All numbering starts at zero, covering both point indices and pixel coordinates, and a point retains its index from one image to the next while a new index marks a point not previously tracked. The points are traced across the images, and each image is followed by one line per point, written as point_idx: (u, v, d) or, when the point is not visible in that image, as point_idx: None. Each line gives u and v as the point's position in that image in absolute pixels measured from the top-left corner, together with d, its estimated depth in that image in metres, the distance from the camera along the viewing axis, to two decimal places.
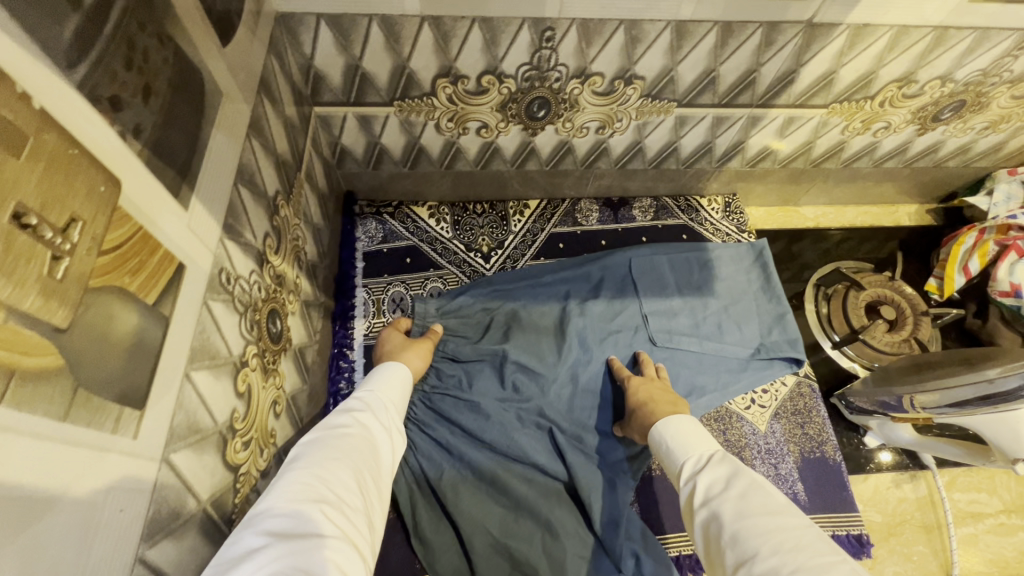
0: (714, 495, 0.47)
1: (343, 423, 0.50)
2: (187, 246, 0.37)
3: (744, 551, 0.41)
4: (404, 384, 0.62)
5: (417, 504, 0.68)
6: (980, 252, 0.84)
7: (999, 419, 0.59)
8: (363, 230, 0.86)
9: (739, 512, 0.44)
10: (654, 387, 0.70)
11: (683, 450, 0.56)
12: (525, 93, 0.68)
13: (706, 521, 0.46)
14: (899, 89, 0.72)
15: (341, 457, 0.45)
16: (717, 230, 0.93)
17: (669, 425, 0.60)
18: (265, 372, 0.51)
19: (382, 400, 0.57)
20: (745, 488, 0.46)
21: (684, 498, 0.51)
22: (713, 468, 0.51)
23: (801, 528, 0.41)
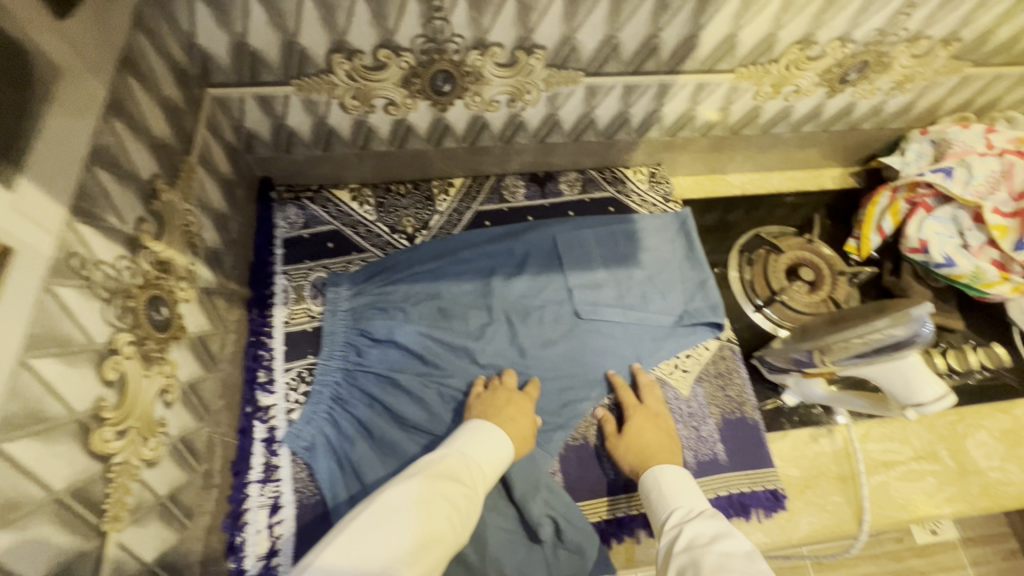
0: (699, 546, 0.52)
1: (434, 498, 0.52)
2: (14, 228, 0.35)
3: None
4: (504, 460, 0.62)
5: (337, 485, 0.66)
6: (892, 211, 0.87)
7: (890, 368, 0.62)
8: (283, 215, 0.84)
9: (718, 565, 0.48)
10: (654, 425, 0.70)
11: (674, 501, 0.60)
12: (426, 66, 0.67)
13: (684, 566, 0.50)
14: (801, 52, 0.73)
15: (426, 538, 0.49)
16: (645, 201, 0.93)
17: (666, 472, 0.63)
18: (146, 360, 0.49)
19: (482, 474, 0.59)
20: (728, 549, 0.50)
21: (667, 543, 0.55)
22: (702, 523, 0.55)
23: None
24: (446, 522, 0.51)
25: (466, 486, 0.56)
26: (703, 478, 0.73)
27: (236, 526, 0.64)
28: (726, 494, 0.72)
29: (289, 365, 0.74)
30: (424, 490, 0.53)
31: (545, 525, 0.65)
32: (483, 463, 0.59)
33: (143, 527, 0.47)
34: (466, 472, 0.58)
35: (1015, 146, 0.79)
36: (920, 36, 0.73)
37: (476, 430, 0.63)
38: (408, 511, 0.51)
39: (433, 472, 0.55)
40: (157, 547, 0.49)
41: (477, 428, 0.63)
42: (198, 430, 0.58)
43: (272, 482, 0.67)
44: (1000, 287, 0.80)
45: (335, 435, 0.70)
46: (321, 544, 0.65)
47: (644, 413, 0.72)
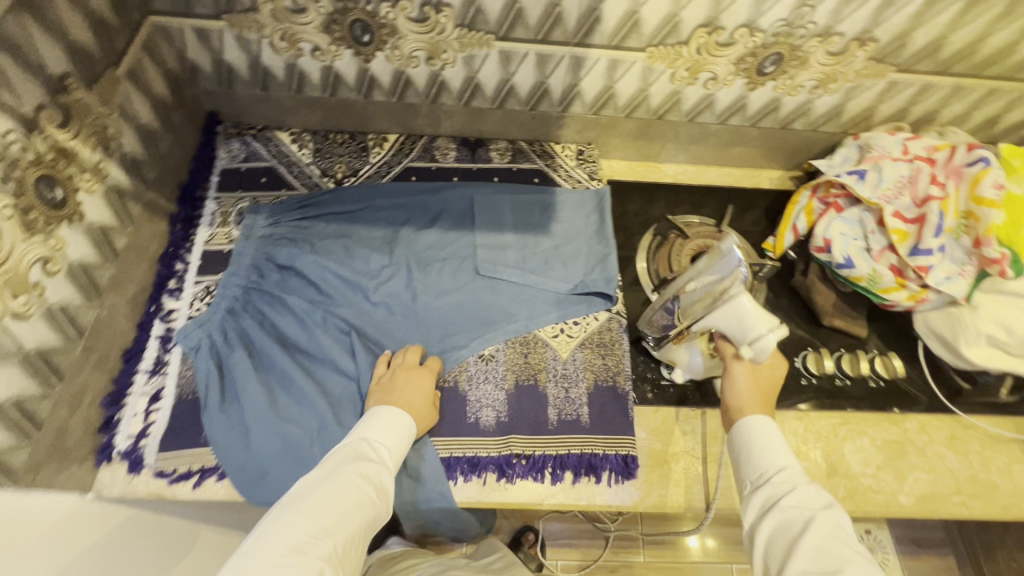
0: (805, 512, 0.53)
1: (345, 481, 0.59)
2: None
3: (823, 564, 0.48)
4: (409, 432, 0.68)
5: (211, 382, 0.72)
6: (806, 210, 0.86)
7: (725, 313, 0.64)
8: (226, 148, 0.92)
9: (828, 536, 0.50)
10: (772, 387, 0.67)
11: (771, 453, 0.59)
12: (342, 14, 0.73)
13: (783, 525, 0.53)
14: (709, 36, 0.75)
15: (340, 515, 0.57)
16: (571, 177, 0.96)
17: (767, 427, 0.62)
18: (28, 227, 0.57)
19: (388, 454, 0.65)
20: (835, 520, 0.52)
21: (760, 495, 0.57)
22: (805, 490, 0.55)
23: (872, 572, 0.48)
24: (358, 499, 0.59)
25: (374, 465, 0.63)
26: (562, 435, 0.75)
27: (115, 406, 0.71)
28: (578, 453, 0.74)
29: (199, 280, 0.81)
30: (335, 474, 0.60)
31: None
32: (389, 443, 0.66)
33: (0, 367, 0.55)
34: (370, 452, 0.64)
35: (927, 153, 0.79)
36: (831, 31, 0.74)
37: (382, 413, 0.68)
38: (322, 494, 0.57)
39: (338, 458, 0.62)
40: (13, 389, 0.56)
41: (371, 414, 0.69)
42: (85, 308, 0.66)
43: (158, 376, 0.73)
44: (898, 294, 0.79)
45: (222, 339, 0.76)
46: (187, 434, 0.71)
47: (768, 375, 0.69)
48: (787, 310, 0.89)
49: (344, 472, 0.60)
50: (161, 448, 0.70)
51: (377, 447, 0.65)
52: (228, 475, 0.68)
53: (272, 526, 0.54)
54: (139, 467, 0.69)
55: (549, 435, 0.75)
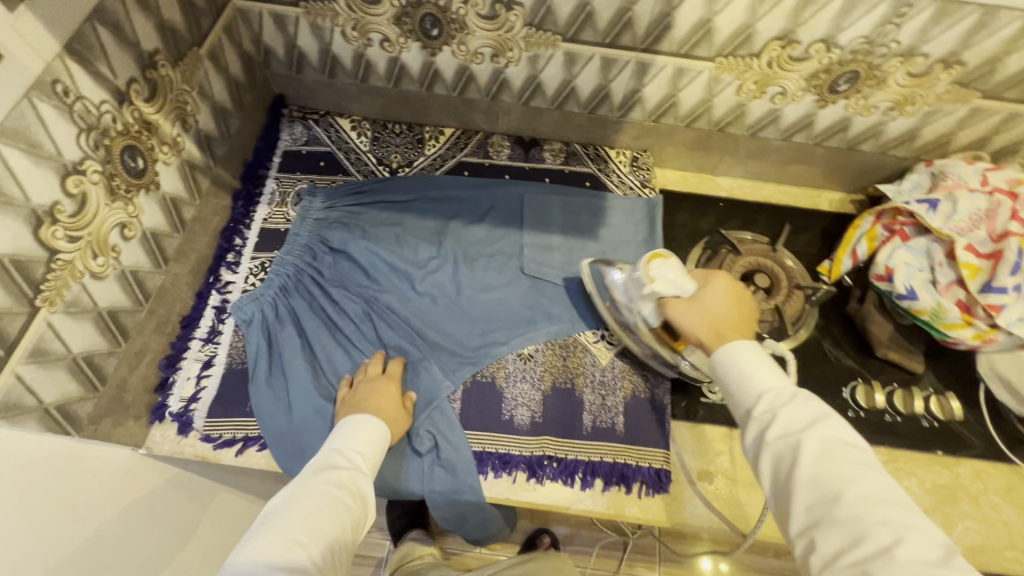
0: (799, 434, 0.50)
1: (318, 489, 0.56)
2: (10, 43, 0.46)
3: (826, 493, 0.46)
4: (381, 435, 0.66)
5: (260, 356, 0.75)
6: (869, 236, 0.83)
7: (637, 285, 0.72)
8: (289, 131, 0.95)
9: (823, 455, 0.48)
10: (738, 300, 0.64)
11: (755, 381, 0.55)
12: (414, 7, 0.74)
13: (780, 455, 0.50)
14: (783, 50, 0.73)
15: (318, 522, 0.53)
16: (623, 183, 0.95)
17: (743, 350, 0.58)
18: (111, 193, 0.60)
19: (364, 459, 0.62)
20: (829, 432, 0.49)
21: (754, 426, 0.53)
22: (797, 408, 0.52)
23: (880, 483, 0.46)
24: (334, 508, 0.55)
25: (349, 472, 0.60)
26: (595, 442, 0.75)
27: (171, 368, 0.74)
28: (611, 461, 0.74)
29: (256, 255, 0.84)
30: (308, 487, 0.56)
31: (425, 437, 0.72)
32: (361, 448, 0.63)
33: (77, 323, 0.58)
34: (341, 459, 0.61)
35: (1010, 185, 0.74)
36: (914, 52, 0.71)
37: (355, 424, 0.65)
38: (295, 507, 0.54)
39: (308, 472, 0.59)
40: (85, 345, 0.60)
41: (337, 429, 0.66)
42: (153, 273, 0.69)
43: (212, 344, 0.77)
44: (962, 331, 0.75)
45: (273, 316, 0.79)
46: (234, 402, 0.74)
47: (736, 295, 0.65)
48: (838, 338, 0.86)
49: (315, 482, 0.57)
50: (210, 414, 0.73)
51: (348, 454, 0.62)
52: (269, 446, 0.71)
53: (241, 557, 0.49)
54: (189, 429, 0.72)
55: (581, 439, 0.75)
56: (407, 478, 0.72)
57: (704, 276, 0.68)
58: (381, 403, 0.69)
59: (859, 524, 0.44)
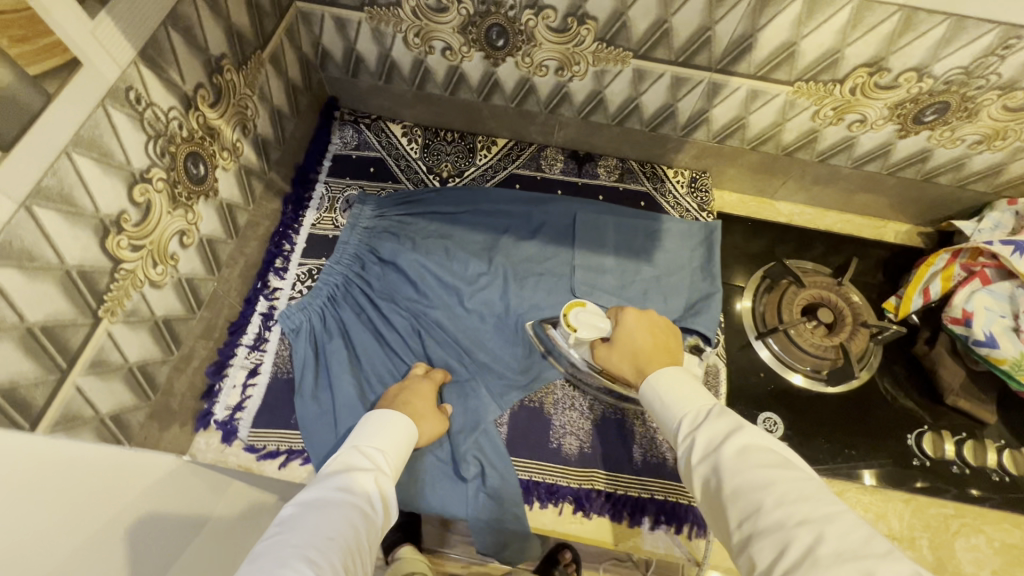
0: (716, 447, 0.52)
1: (332, 492, 0.53)
2: (88, 50, 0.44)
3: (748, 505, 0.46)
4: (405, 432, 0.63)
5: (307, 368, 0.74)
6: (944, 275, 0.79)
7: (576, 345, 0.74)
8: (340, 134, 0.93)
9: (736, 467, 0.49)
10: (647, 325, 0.69)
11: (675, 407, 0.58)
12: (482, 17, 0.72)
13: (707, 477, 0.51)
14: (870, 77, 0.69)
15: (332, 526, 0.50)
16: (679, 205, 0.92)
17: (664, 375, 0.62)
18: (173, 201, 0.59)
19: (385, 458, 0.60)
20: (746, 441, 0.51)
21: (682, 455, 0.55)
22: (712, 423, 0.54)
23: (799, 481, 0.47)
24: (351, 510, 0.52)
25: (371, 471, 0.57)
26: (645, 477, 0.72)
27: (218, 375, 0.73)
28: (661, 498, 0.71)
29: (303, 262, 0.83)
30: (328, 490, 0.53)
31: (471, 463, 0.70)
32: (382, 445, 0.60)
33: (134, 332, 0.57)
34: (360, 459, 0.58)
35: None
36: (1014, 86, 0.66)
37: (376, 422, 0.63)
38: (309, 512, 0.51)
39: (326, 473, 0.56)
40: (141, 354, 0.59)
41: (361, 425, 0.63)
42: (206, 280, 0.68)
43: (258, 351, 0.76)
44: None
45: (321, 326, 0.77)
46: (279, 414, 0.73)
47: (644, 319, 0.69)
48: (901, 380, 0.81)
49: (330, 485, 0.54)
50: (254, 424, 0.72)
51: (370, 454, 0.59)
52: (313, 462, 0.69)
53: (256, 566, 0.46)
54: (233, 438, 0.71)
55: (630, 473, 0.72)
56: (451, 503, 0.70)
57: (616, 313, 0.71)
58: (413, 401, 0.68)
59: (780, 529, 0.43)
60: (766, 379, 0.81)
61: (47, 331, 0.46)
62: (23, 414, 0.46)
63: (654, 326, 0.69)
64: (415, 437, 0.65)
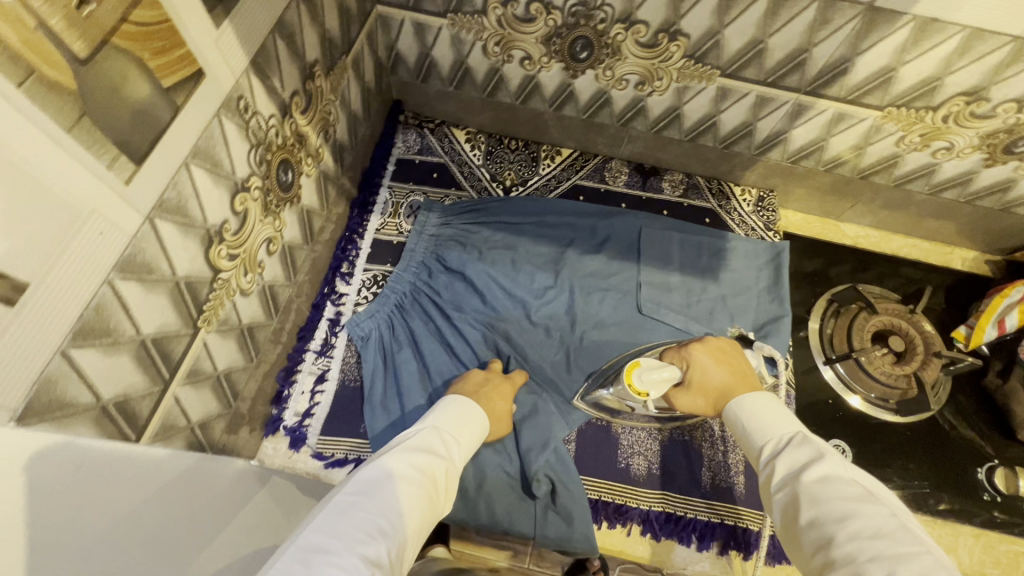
0: (796, 474, 0.48)
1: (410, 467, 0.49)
2: (211, 60, 0.44)
3: (820, 537, 0.43)
4: (479, 432, 0.60)
5: (376, 376, 0.74)
6: (1021, 308, 0.78)
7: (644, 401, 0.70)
8: (403, 138, 0.93)
9: (814, 495, 0.45)
10: (722, 361, 0.65)
11: (755, 430, 0.55)
12: (569, 29, 0.70)
13: (784, 504, 0.48)
14: (966, 106, 0.67)
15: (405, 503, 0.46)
16: (744, 223, 0.91)
17: (743, 402, 0.59)
18: (265, 209, 0.58)
19: (457, 453, 0.55)
20: (829, 471, 0.47)
21: (762, 480, 0.52)
22: (793, 451, 0.50)
23: (883, 517, 0.42)
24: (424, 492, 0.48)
25: (444, 461, 0.53)
26: (714, 502, 0.71)
27: (287, 380, 0.73)
28: (731, 524, 0.70)
29: (369, 268, 0.82)
30: (402, 465, 0.49)
31: (541, 481, 0.69)
32: (458, 439, 0.56)
33: (224, 340, 0.56)
34: (438, 445, 0.54)
35: None
36: None
37: (453, 409, 0.60)
38: (385, 482, 0.47)
39: (404, 447, 0.52)
40: (227, 362, 0.58)
41: (440, 408, 0.60)
42: (284, 285, 0.68)
43: (325, 357, 0.76)
44: None
45: (390, 335, 0.77)
46: (347, 422, 0.72)
47: (716, 355, 0.66)
48: (966, 411, 0.80)
49: (408, 457, 0.50)
50: (323, 431, 0.71)
51: (446, 439, 0.55)
52: None
53: (327, 520, 0.42)
54: (301, 444, 0.71)
55: (696, 496, 0.72)
56: (520, 520, 0.69)
57: (681, 357, 0.67)
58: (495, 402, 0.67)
59: (851, 564, 0.40)
60: (832, 405, 0.80)
61: (157, 343, 0.46)
62: (132, 425, 0.45)
63: (729, 358, 0.66)
64: (484, 433, 0.61)
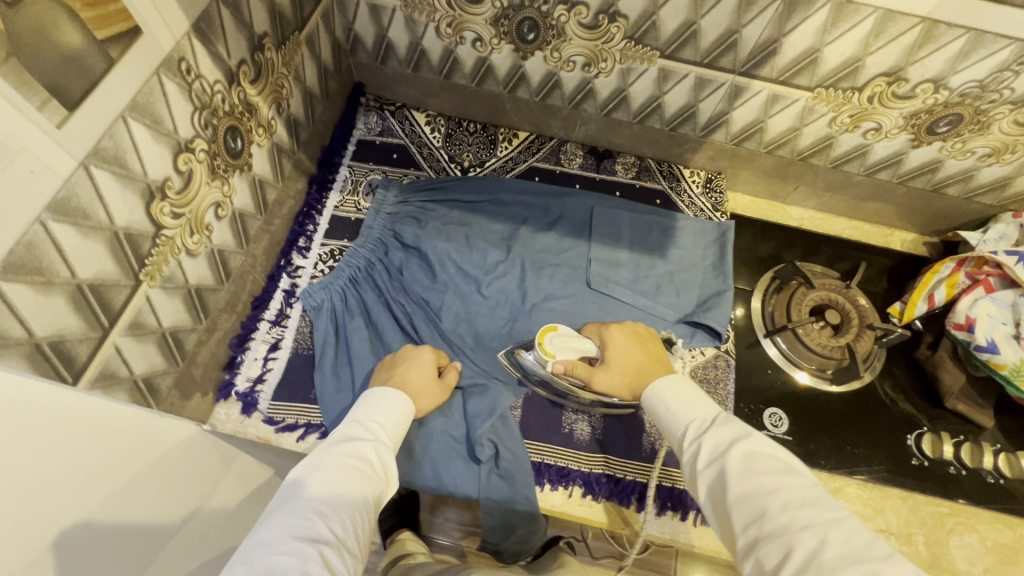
0: (722, 452, 0.51)
1: (339, 460, 0.52)
2: (148, 17, 0.46)
3: (753, 510, 0.46)
4: (408, 411, 0.63)
5: (328, 345, 0.76)
6: (948, 283, 0.82)
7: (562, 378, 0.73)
8: (364, 120, 0.95)
9: (744, 471, 0.49)
10: (635, 342, 0.70)
11: (680, 415, 0.58)
12: (515, 10, 0.74)
13: (712, 481, 0.51)
14: (888, 86, 0.71)
15: (342, 495, 0.49)
16: (693, 205, 0.94)
17: (665, 385, 0.62)
18: (212, 172, 0.60)
19: (385, 431, 0.58)
20: (754, 447, 0.50)
21: (688, 464, 0.54)
22: (718, 429, 0.53)
23: (803, 487, 0.47)
24: (359, 480, 0.51)
25: (371, 443, 0.55)
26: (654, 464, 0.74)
27: (240, 348, 0.75)
28: (669, 485, 0.73)
29: (326, 243, 0.84)
30: (331, 459, 0.52)
31: (485, 444, 0.71)
32: (383, 420, 0.59)
33: (169, 298, 0.58)
34: (362, 430, 0.57)
35: None
36: None
37: (375, 397, 0.62)
38: (317, 479, 0.49)
39: (331, 441, 0.54)
40: (174, 320, 0.60)
41: (362, 399, 0.62)
42: (235, 252, 0.70)
43: (279, 326, 0.77)
44: None
45: (343, 306, 0.79)
46: (299, 389, 0.74)
47: (629, 335, 0.71)
48: (902, 382, 0.84)
49: (340, 450, 0.53)
50: (274, 396, 0.73)
51: (372, 426, 0.58)
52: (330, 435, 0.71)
53: (269, 526, 0.45)
54: (252, 410, 0.72)
55: (634, 461, 0.74)
56: (464, 481, 0.71)
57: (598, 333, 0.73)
58: (409, 378, 0.67)
59: (785, 533, 0.43)
60: (773, 376, 0.83)
61: (94, 290, 0.48)
62: (69, 367, 0.47)
63: (643, 339, 0.71)
64: (412, 411, 0.64)
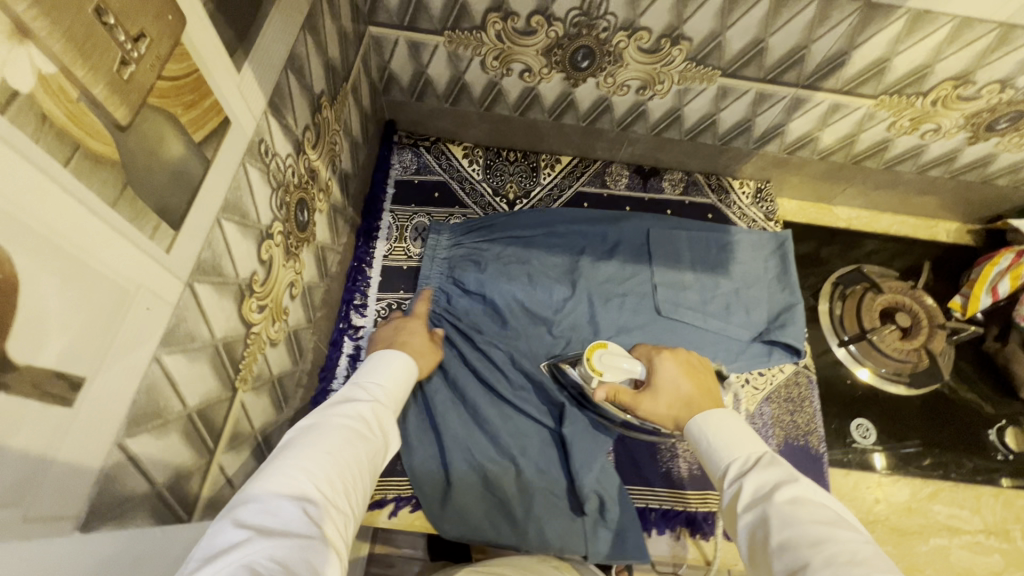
0: (766, 496, 0.45)
1: (337, 415, 0.46)
2: (235, 106, 0.41)
3: (794, 563, 0.39)
4: (409, 378, 0.59)
5: (408, 409, 0.72)
6: (1011, 275, 0.83)
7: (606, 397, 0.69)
8: (399, 159, 0.90)
9: (789, 517, 0.42)
10: (689, 373, 0.64)
11: (722, 450, 0.52)
12: (571, 39, 0.70)
13: (752, 525, 0.44)
14: (954, 89, 0.70)
15: (340, 450, 0.43)
16: (745, 216, 0.93)
17: (710, 417, 0.55)
18: (287, 252, 0.55)
19: (384, 394, 0.54)
20: (804, 495, 0.44)
21: (727, 499, 0.48)
22: (764, 470, 0.47)
23: (856, 543, 0.39)
24: (358, 436, 0.45)
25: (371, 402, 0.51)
26: None
27: None
28: None
29: (382, 296, 0.79)
30: (329, 416, 0.46)
31: (591, 499, 0.68)
32: (383, 382, 0.55)
33: (258, 396, 0.53)
34: (363, 392, 0.52)
35: None
36: None
37: (380, 362, 0.58)
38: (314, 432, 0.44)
39: (333, 400, 0.49)
40: (263, 417, 0.55)
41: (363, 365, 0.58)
42: (305, 327, 0.65)
43: None
44: None
45: None
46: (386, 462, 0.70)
47: (683, 365, 0.66)
48: (974, 377, 0.85)
49: (339, 407, 0.48)
50: None
51: (372, 389, 0.54)
52: (425, 506, 0.67)
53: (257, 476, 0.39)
54: None
55: None
56: (573, 538, 0.67)
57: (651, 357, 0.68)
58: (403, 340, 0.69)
59: None
60: (851, 386, 0.82)
61: (201, 414, 0.43)
62: (184, 504, 0.42)
63: (696, 368, 0.66)
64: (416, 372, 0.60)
